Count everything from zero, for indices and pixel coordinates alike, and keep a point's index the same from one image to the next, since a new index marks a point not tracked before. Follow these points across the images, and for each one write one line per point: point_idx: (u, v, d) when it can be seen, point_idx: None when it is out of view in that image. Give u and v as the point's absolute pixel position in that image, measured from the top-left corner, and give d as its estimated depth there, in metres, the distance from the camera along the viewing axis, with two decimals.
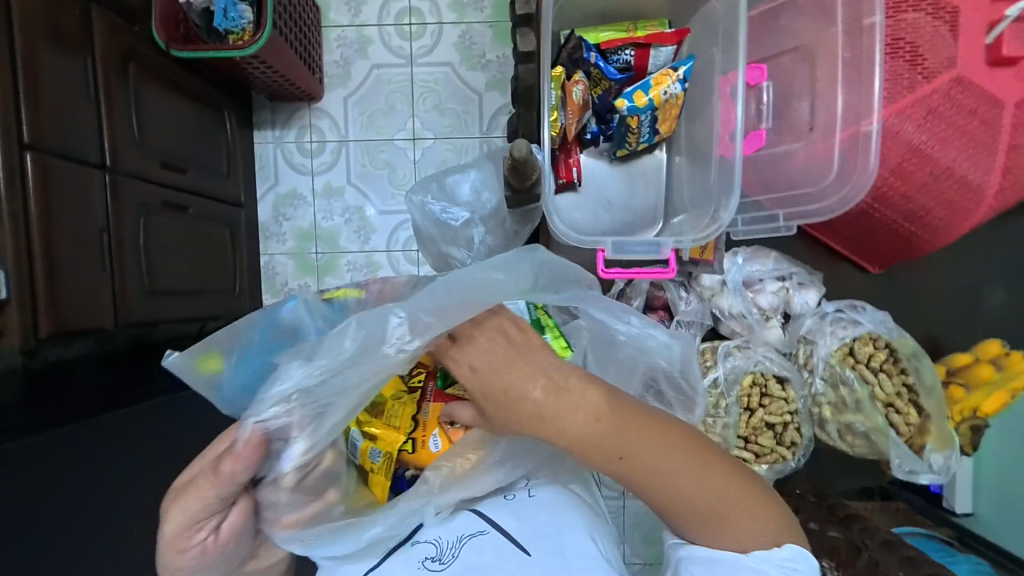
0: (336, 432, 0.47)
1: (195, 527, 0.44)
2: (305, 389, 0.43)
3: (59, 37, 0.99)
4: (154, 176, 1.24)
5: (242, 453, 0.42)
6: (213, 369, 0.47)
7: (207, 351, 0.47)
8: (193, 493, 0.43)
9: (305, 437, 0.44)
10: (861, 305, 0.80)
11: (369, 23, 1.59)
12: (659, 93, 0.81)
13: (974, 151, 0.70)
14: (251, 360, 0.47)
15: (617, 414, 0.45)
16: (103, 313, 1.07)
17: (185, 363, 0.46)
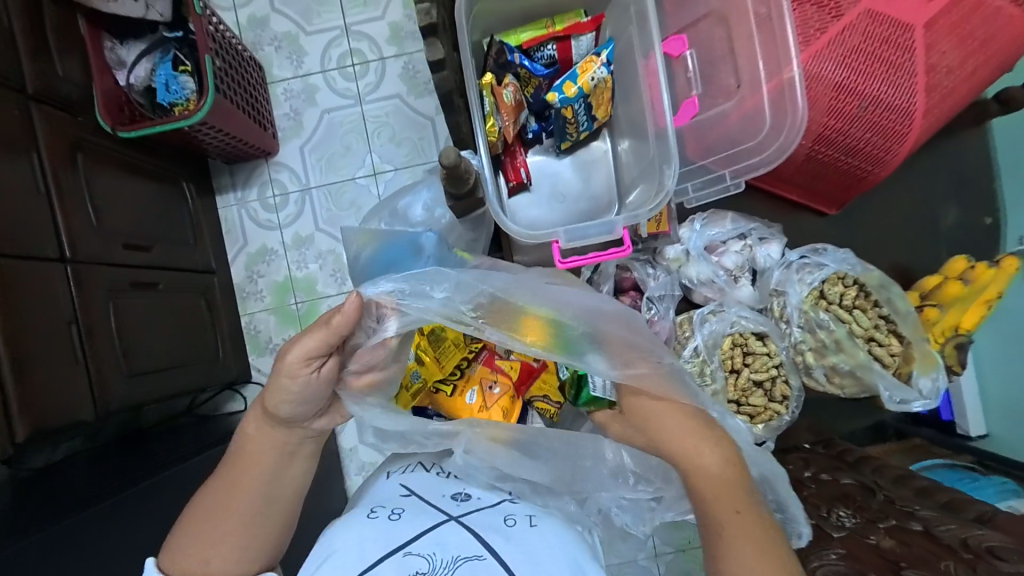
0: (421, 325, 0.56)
1: (306, 363, 0.53)
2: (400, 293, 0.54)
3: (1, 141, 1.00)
4: (119, 259, 1.23)
5: (348, 310, 0.51)
6: (362, 243, 0.78)
7: (366, 232, 0.78)
8: (307, 334, 0.53)
9: (399, 316, 0.55)
10: (822, 248, 0.81)
11: (312, 72, 1.62)
12: (587, 81, 0.79)
13: (895, 76, 0.70)
14: (385, 252, 0.75)
15: (734, 476, 0.54)
16: (81, 406, 1.07)
17: (354, 234, 0.78)
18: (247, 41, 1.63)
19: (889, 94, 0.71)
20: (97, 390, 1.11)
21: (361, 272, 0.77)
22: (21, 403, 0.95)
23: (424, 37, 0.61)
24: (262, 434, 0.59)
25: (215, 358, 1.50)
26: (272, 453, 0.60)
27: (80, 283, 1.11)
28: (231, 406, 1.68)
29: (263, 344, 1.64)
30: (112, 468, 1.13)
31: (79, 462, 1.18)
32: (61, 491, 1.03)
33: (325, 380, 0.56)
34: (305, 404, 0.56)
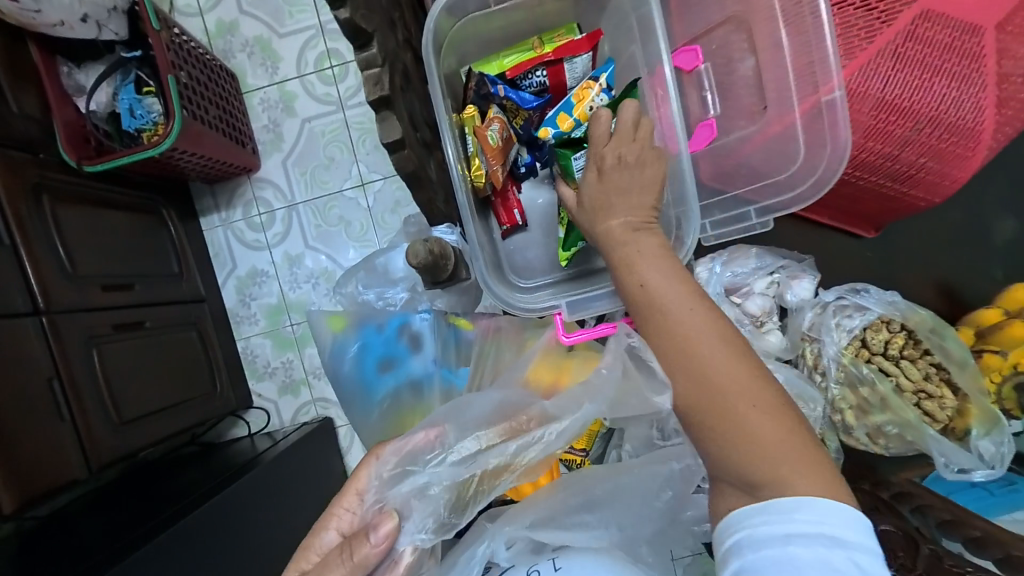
0: (445, 513, 0.49)
1: None
2: (399, 461, 0.51)
3: None
4: (99, 302, 1.12)
5: (377, 539, 0.47)
6: (336, 325, 0.72)
7: (335, 315, 0.72)
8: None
9: (415, 513, 0.49)
10: (863, 287, 0.71)
11: (289, 78, 1.47)
12: (585, 111, 0.67)
13: (958, 88, 0.58)
14: (366, 335, 0.71)
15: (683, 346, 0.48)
16: (70, 464, 0.99)
17: (323, 318, 0.72)
18: (217, 49, 1.48)
19: (951, 112, 0.59)
20: (87, 449, 1.02)
21: (340, 355, 0.72)
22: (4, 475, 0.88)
23: (375, 112, 0.51)
24: None
25: (212, 390, 1.37)
26: None
27: (58, 337, 1.02)
28: (234, 433, 1.52)
29: (261, 369, 1.49)
30: (123, 512, 1.07)
31: (81, 509, 1.12)
32: (68, 542, 0.97)
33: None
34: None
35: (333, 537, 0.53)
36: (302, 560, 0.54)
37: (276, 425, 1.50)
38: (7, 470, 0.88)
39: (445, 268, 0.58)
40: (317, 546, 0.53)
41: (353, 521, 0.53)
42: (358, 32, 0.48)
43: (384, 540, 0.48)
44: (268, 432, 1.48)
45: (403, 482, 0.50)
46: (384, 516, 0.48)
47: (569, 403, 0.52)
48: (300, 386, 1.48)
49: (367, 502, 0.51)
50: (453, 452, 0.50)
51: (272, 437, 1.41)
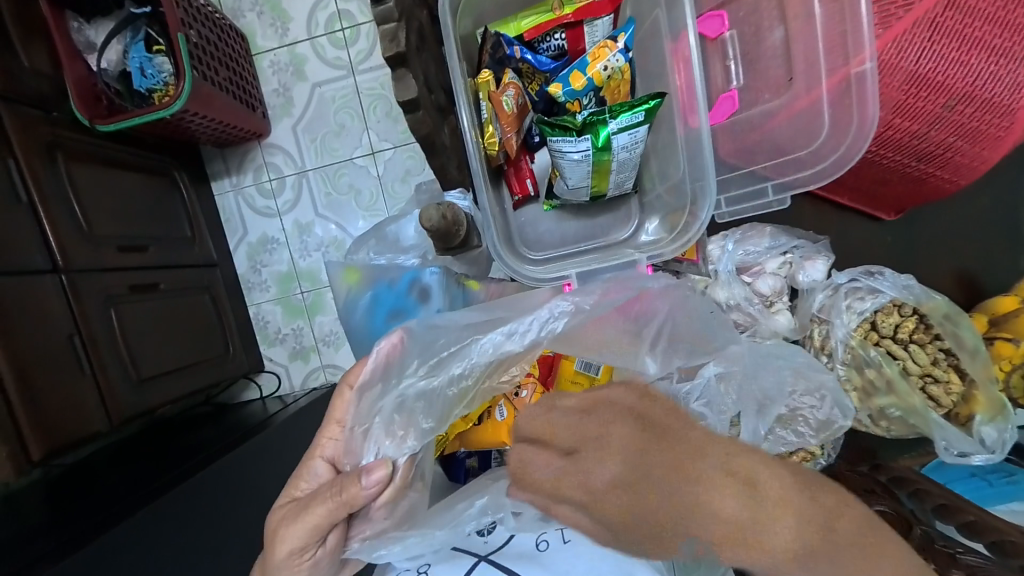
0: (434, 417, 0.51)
1: (310, 546, 0.48)
2: (381, 378, 0.51)
3: None
4: (115, 263, 1.14)
5: (373, 471, 0.47)
6: (351, 277, 0.74)
7: (352, 267, 0.75)
8: (309, 516, 0.47)
9: (408, 434, 0.50)
10: (878, 270, 0.69)
11: (299, 40, 1.43)
12: (599, 71, 0.63)
13: (997, 63, 0.55)
14: (378, 287, 0.73)
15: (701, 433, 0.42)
16: (92, 417, 1.03)
17: (341, 269, 0.75)
18: (226, 8, 1.45)
19: (989, 88, 0.56)
20: (107, 404, 1.06)
21: (352, 308, 0.74)
22: (32, 423, 0.92)
23: (390, 71, 0.50)
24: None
25: (225, 352, 1.41)
26: None
27: (77, 296, 1.04)
28: (247, 396, 1.58)
29: (272, 335, 1.52)
30: (143, 463, 1.13)
31: (104, 459, 1.18)
32: (95, 488, 1.03)
33: (335, 552, 0.51)
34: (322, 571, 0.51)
35: (321, 470, 0.52)
36: (291, 492, 0.53)
37: (286, 389, 1.54)
38: (36, 419, 0.93)
39: (456, 235, 0.57)
40: (304, 478, 0.52)
41: (338, 449, 0.52)
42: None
43: (378, 482, 0.47)
44: (279, 395, 1.52)
45: (379, 404, 0.50)
46: (379, 461, 0.48)
47: (542, 321, 0.52)
48: (310, 353, 1.51)
49: (347, 436, 0.50)
50: (426, 363, 0.51)
51: (282, 401, 1.46)
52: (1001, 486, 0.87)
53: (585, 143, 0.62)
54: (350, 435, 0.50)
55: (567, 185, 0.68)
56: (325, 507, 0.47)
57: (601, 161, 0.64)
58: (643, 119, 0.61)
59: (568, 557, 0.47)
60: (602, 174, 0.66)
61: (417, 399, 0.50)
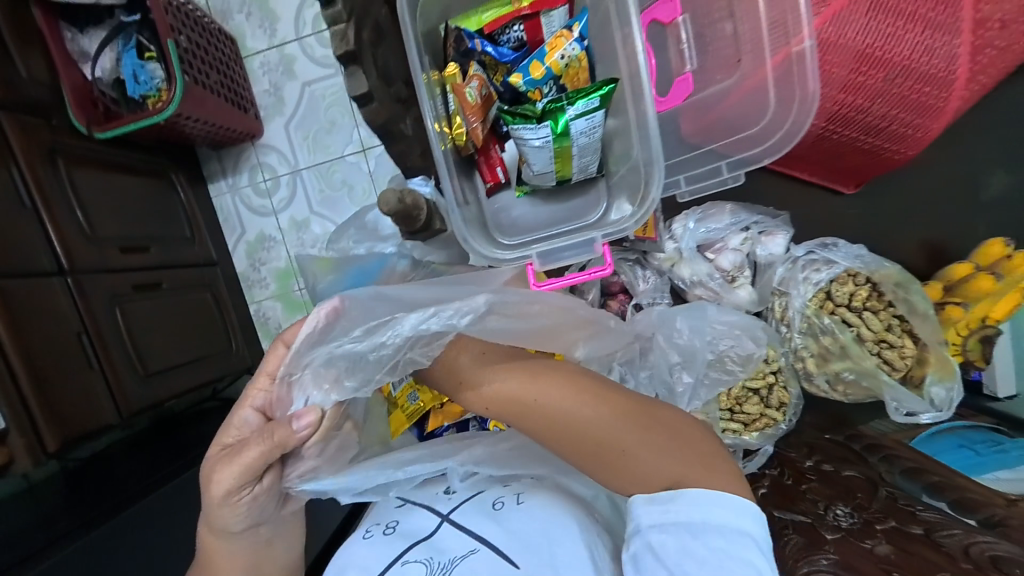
0: (360, 381, 0.48)
1: (240, 489, 0.48)
2: (314, 337, 0.48)
3: None
4: (118, 264, 1.19)
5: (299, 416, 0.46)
6: (321, 266, 0.78)
7: (321, 257, 0.79)
8: (240, 458, 0.47)
9: (330, 391, 0.48)
10: (832, 242, 0.74)
11: (287, 40, 1.46)
12: (556, 61, 0.67)
13: (932, 36, 0.58)
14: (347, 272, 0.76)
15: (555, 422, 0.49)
16: (103, 409, 1.09)
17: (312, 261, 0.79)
18: (215, 10, 1.48)
19: (925, 61, 0.59)
20: (118, 398, 1.12)
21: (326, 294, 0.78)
22: (46, 414, 0.98)
23: (345, 68, 0.53)
24: (210, 548, 0.54)
25: (228, 348, 1.46)
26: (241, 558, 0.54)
27: (84, 296, 1.10)
28: None
29: (274, 330, 1.58)
30: (155, 454, 1.19)
31: (117, 451, 1.24)
32: (109, 476, 1.09)
33: (275, 489, 0.51)
34: (263, 507, 0.51)
35: (251, 419, 0.50)
36: (222, 439, 0.51)
37: None
38: (49, 411, 0.99)
39: (417, 218, 0.61)
40: (233, 426, 0.50)
41: (271, 400, 0.50)
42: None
43: (307, 429, 0.47)
44: None
45: (309, 358, 0.47)
46: (308, 407, 0.47)
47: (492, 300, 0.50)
48: None
49: (277, 383, 0.48)
50: (362, 327, 0.48)
51: None
52: (987, 455, 0.89)
53: (544, 130, 0.65)
54: (280, 383, 0.48)
55: (533, 171, 0.72)
56: (259, 450, 0.46)
57: (560, 147, 0.67)
58: (599, 105, 0.65)
59: (523, 514, 0.53)
60: (562, 158, 0.69)
61: (348, 362, 0.47)
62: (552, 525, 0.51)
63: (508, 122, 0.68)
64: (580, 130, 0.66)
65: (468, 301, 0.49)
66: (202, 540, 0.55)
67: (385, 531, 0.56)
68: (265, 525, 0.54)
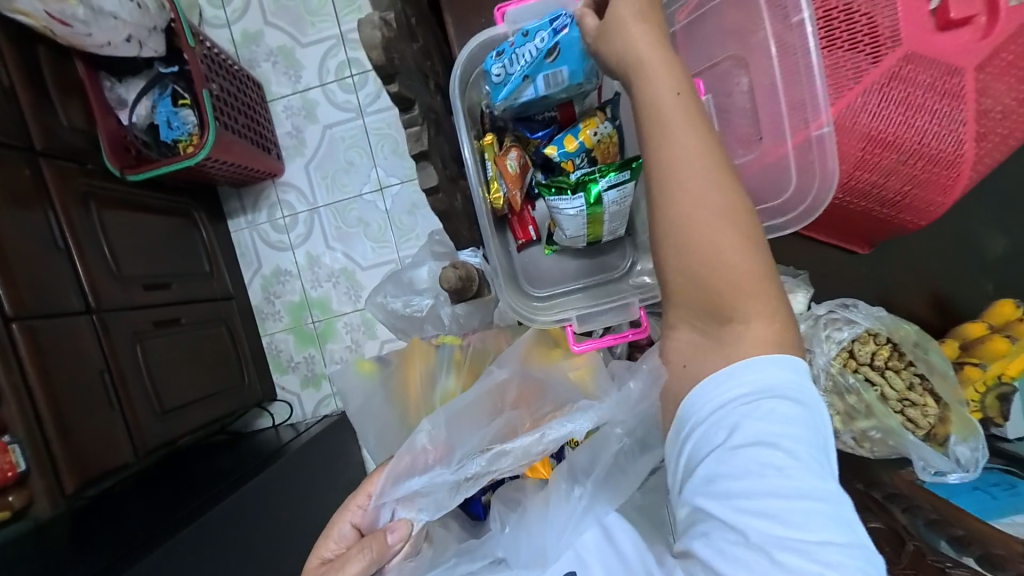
0: (442, 503, 0.55)
1: None
2: (405, 465, 0.55)
3: (18, 203, 1.01)
4: (140, 301, 1.22)
5: (395, 529, 0.53)
6: (362, 370, 0.68)
7: (357, 363, 0.69)
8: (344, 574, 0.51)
9: (417, 510, 0.55)
10: (851, 302, 0.76)
11: (311, 86, 1.54)
12: (590, 136, 0.71)
13: (940, 123, 0.63)
14: (388, 366, 0.71)
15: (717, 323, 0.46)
16: (120, 449, 1.09)
17: (348, 372, 0.68)
18: (242, 58, 1.56)
19: (936, 145, 0.64)
20: (134, 436, 1.12)
21: (366, 408, 0.67)
22: (64, 452, 0.98)
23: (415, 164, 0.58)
24: None
25: (240, 382, 1.47)
26: None
27: (107, 333, 1.11)
28: (260, 424, 1.64)
29: (285, 363, 1.60)
30: (163, 494, 1.17)
31: (126, 491, 1.22)
32: (118, 519, 1.07)
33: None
34: None
35: (348, 532, 0.56)
36: (321, 552, 0.56)
37: (298, 417, 1.61)
38: (68, 451, 0.99)
39: (469, 290, 0.66)
40: (333, 540, 0.55)
41: (366, 514, 0.56)
42: (402, 102, 0.55)
43: (399, 542, 0.52)
44: (292, 423, 1.59)
45: (400, 483, 0.55)
46: (399, 520, 0.54)
47: (566, 423, 0.56)
48: (321, 379, 1.59)
49: (369, 502, 0.55)
50: (447, 456, 0.56)
51: (294, 428, 1.52)
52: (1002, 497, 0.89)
53: (579, 201, 0.69)
54: (371, 501, 0.55)
55: (565, 234, 0.76)
56: (360, 563, 0.51)
57: (593, 212, 0.71)
58: (631, 175, 0.69)
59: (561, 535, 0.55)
60: (594, 223, 0.73)
61: (431, 492, 0.55)
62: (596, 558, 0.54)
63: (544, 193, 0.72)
64: (610, 196, 0.70)
65: (538, 433, 0.56)
66: None
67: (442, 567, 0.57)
68: None
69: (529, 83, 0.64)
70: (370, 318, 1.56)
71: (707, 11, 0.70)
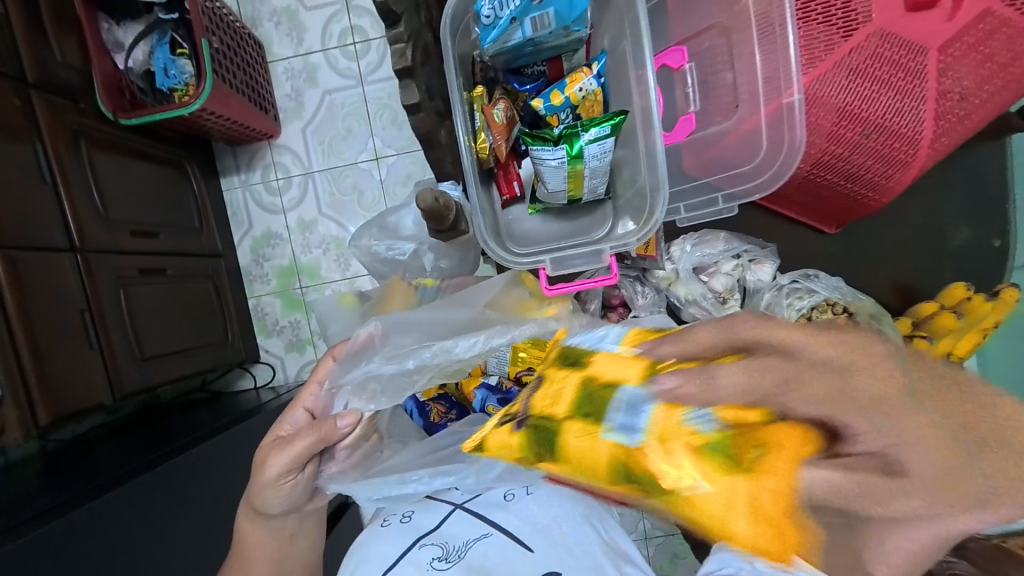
0: (389, 397, 0.56)
1: (287, 476, 0.56)
2: (353, 362, 0.57)
3: (6, 132, 0.99)
4: (127, 246, 1.22)
5: (343, 415, 0.55)
6: (346, 300, 0.73)
7: (343, 295, 0.74)
8: (291, 446, 0.55)
9: (365, 403, 0.56)
10: (814, 274, 0.81)
11: (313, 50, 1.54)
12: (575, 92, 0.73)
13: (902, 101, 0.67)
14: (371, 298, 0.75)
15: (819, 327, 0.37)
16: (96, 389, 1.09)
17: (335, 301, 0.73)
18: (246, 17, 1.56)
19: (898, 122, 0.68)
20: (113, 379, 1.13)
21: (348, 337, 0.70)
22: (41, 386, 0.98)
23: (399, 80, 0.62)
24: (252, 524, 0.61)
25: (223, 340, 1.48)
26: (269, 535, 0.61)
27: (91, 274, 1.11)
28: (241, 385, 1.65)
29: (270, 326, 1.61)
30: (137, 440, 1.18)
31: (99, 436, 1.23)
32: (90, 459, 1.08)
33: (311, 480, 0.59)
34: (300, 494, 0.59)
35: (300, 417, 0.60)
36: (277, 432, 0.60)
37: (280, 380, 1.62)
38: (44, 386, 0.99)
39: (446, 218, 0.67)
40: (286, 421, 0.60)
41: (317, 402, 0.60)
42: (389, 15, 0.58)
43: (348, 427, 0.55)
44: (273, 386, 1.60)
45: (347, 375, 0.57)
46: (348, 410, 0.56)
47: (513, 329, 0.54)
48: (306, 345, 1.60)
49: (324, 391, 0.59)
50: (390, 352, 0.55)
51: (275, 391, 1.54)
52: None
53: (560, 151, 0.71)
54: (325, 390, 0.59)
55: (547, 189, 0.78)
56: (307, 440, 0.55)
57: (573, 165, 0.73)
58: (610, 132, 0.71)
59: (533, 500, 0.58)
60: (573, 178, 0.75)
61: (376, 384, 0.56)
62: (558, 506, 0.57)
63: (527, 143, 0.74)
64: (592, 151, 0.72)
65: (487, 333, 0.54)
66: (238, 529, 0.63)
67: (402, 520, 0.59)
68: (291, 516, 0.62)
69: (518, 25, 0.67)
70: (359, 285, 1.57)
71: None
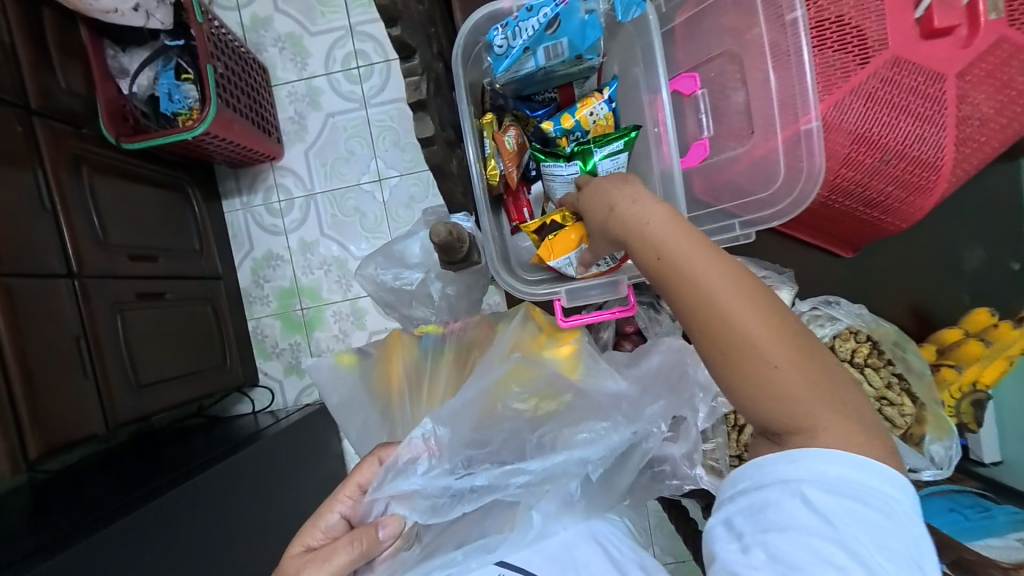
0: (436, 515, 0.53)
1: None
2: (400, 477, 0.52)
3: (7, 158, 0.98)
4: (125, 271, 1.19)
5: (388, 522, 0.53)
6: (344, 361, 0.70)
7: (339, 354, 0.70)
8: (333, 558, 0.52)
9: (409, 514, 0.53)
10: (833, 300, 0.78)
11: (316, 74, 1.55)
12: (585, 116, 0.72)
13: (921, 127, 0.66)
14: (368, 353, 0.72)
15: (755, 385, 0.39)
16: (90, 419, 1.05)
17: (330, 364, 0.69)
18: (250, 42, 1.57)
19: (918, 148, 0.67)
20: (107, 408, 1.09)
21: (353, 397, 0.69)
22: (31, 419, 0.95)
23: (413, 112, 0.61)
24: None
25: (221, 364, 1.44)
26: None
27: (87, 298, 1.08)
28: (239, 409, 1.61)
29: (269, 349, 1.57)
30: (130, 471, 1.13)
31: (91, 467, 1.18)
32: (80, 493, 1.03)
33: None
34: None
35: (335, 522, 0.58)
36: (306, 541, 0.57)
37: (279, 404, 1.58)
38: (36, 419, 0.95)
39: (458, 249, 0.65)
40: (319, 528, 0.57)
41: (354, 508, 0.57)
42: (404, 49, 0.57)
43: (389, 538, 0.53)
44: (271, 410, 1.56)
45: (395, 489, 0.53)
46: (390, 517, 0.54)
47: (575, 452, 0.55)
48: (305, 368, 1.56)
49: (364, 500, 0.55)
50: (449, 469, 0.53)
51: (274, 416, 1.49)
52: (977, 519, 0.90)
53: (574, 167, 0.70)
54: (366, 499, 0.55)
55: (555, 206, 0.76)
56: (347, 555, 0.52)
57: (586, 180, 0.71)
58: (625, 146, 0.70)
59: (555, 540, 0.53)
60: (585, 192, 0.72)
61: (428, 502, 0.53)
62: (575, 538, 0.54)
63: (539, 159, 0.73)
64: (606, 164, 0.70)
65: (552, 456, 0.54)
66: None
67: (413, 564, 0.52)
68: None
69: (531, 54, 0.66)
70: (360, 307, 1.55)
71: (707, 10, 0.72)
